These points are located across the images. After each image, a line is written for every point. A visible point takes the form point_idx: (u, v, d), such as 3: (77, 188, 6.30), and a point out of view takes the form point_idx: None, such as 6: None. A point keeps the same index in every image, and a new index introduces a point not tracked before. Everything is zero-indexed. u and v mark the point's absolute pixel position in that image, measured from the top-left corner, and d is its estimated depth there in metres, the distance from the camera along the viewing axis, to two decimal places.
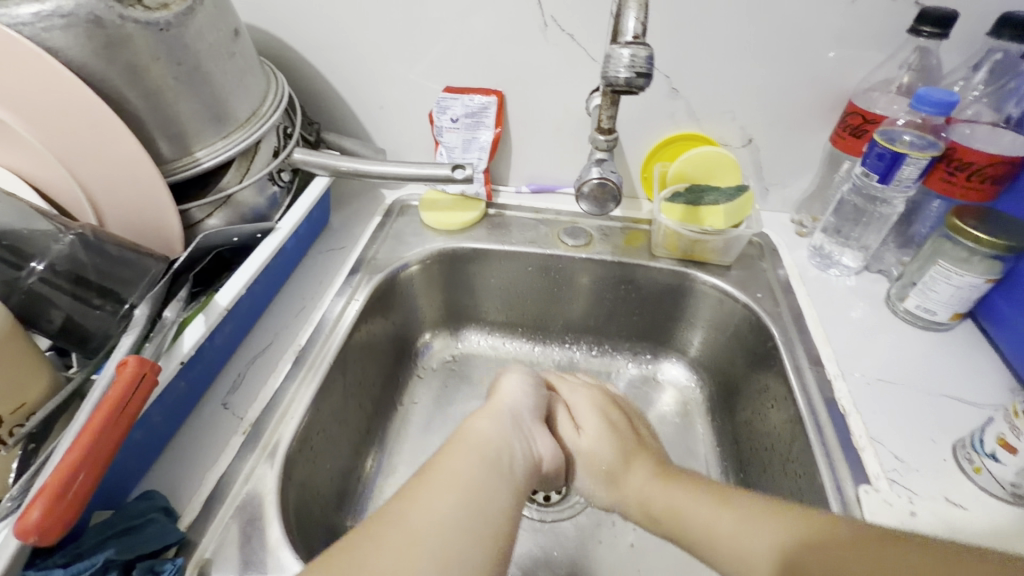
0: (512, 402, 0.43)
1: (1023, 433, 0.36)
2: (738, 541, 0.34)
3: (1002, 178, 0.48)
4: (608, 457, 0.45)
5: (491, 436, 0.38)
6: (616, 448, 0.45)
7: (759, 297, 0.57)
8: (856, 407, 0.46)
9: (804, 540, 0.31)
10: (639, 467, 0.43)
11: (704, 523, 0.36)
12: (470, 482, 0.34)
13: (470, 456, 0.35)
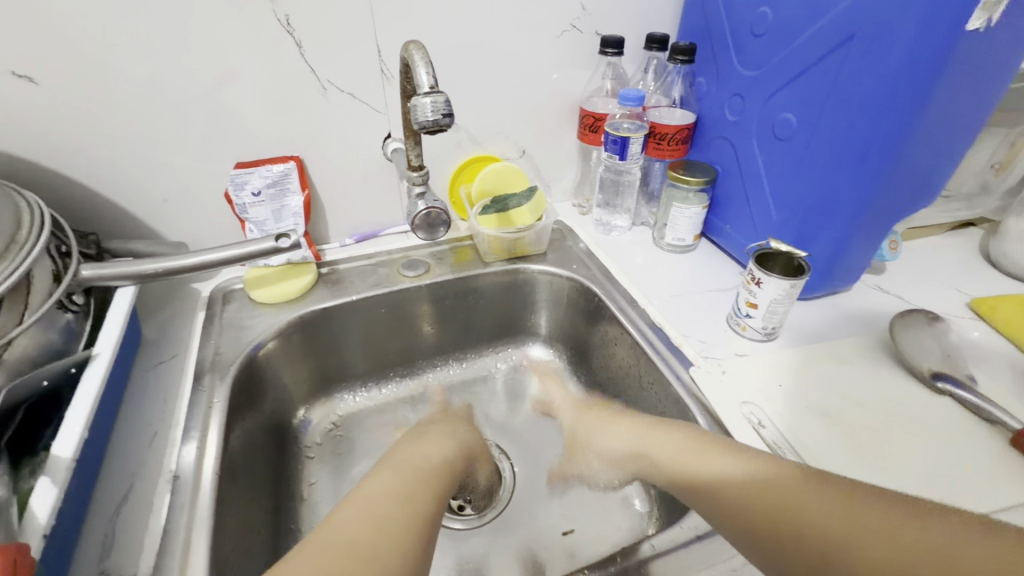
0: (451, 437, 0.50)
1: (756, 292, 0.55)
2: (705, 476, 0.41)
3: (687, 139, 0.70)
4: (628, 425, 0.52)
5: (426, 466, 0.44)
6: (653, 439, 0.47)
7: (575, 268, 0.71)
8: (666, 319, 0.61)
9: (756, 484, 0.38)
10: (643, 433, 0.49)
11: (683, 464, 0.43)
12: (411, 475, 0.42)
13: (405, 468, 0.43)
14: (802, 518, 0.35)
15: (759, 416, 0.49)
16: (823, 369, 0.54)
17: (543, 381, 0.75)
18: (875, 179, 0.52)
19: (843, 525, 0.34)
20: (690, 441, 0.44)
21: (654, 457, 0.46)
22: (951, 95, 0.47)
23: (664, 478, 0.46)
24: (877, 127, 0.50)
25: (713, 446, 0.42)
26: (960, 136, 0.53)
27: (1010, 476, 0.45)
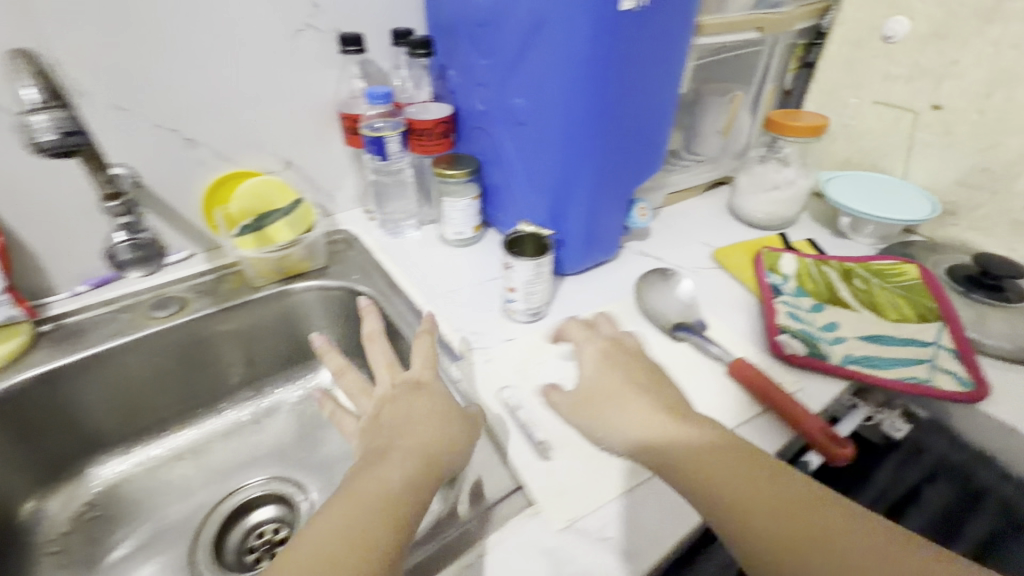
0: (435, 433, 0.41)
1: (511, 276, 0.56)
2: (670, 451, 0.39)
3: (449, 131, 0.69)
4: (615, 368, 0.47)
5: (388, 485, 0.37)
6: (607, 384, 0.45)
7: (356, 278, 0.68)
8: (443, 316, 0.61)
9: (713, 451, 0.38)
10: (639, 398, 0.43)
11: (653, 441, 0.40)
12: (392, 512, 0.35)
13: (379, 499, 0.36)
14: (730, 495, 0.35)
15: (517, 397, 0.50)
16: (583, 339, 0.57)
17: (347, 400, 0.71)
18: (593, 154, 0.56)
19: (783, 510, 0.34)
20: (637, 392, 0.44)
21: (630, 436, 0.41)
22: (630, 72, 0.53)
23: (638, 451, 0.41)
24: (580, 108, 0.53)
25: (687, 429, 0.40)
26: (654, 110, 0.59)
27: (726, 406, 0.50)
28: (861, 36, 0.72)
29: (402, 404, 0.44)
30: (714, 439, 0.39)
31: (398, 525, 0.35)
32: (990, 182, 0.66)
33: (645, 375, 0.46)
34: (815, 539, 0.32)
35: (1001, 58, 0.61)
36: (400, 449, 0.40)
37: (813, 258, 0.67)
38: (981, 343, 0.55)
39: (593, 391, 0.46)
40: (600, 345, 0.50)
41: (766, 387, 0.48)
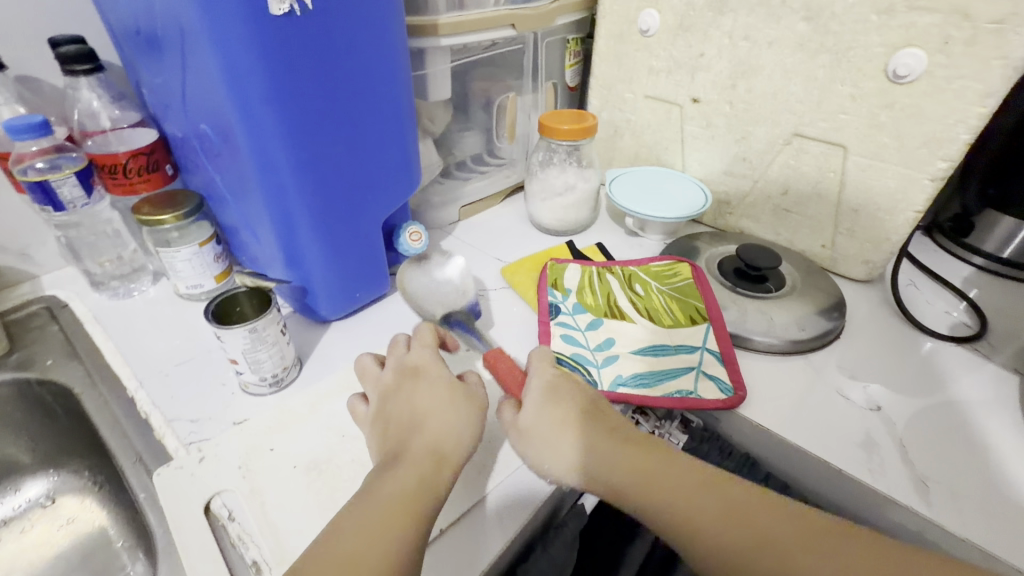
0: (434, 431, 0.41)
1: (227, 347, 0.45)
2: (600, 469, 0.40)
3: (158, 165, 0.56)
4: (536, 426, 0.42)
5: (405, 484, 0.37)
6: (550, 421, 0.42)
7: (49, 364, 0.53)
8: (155, 404, 0.48)
9: (626, 453, 0.40)
10: (577, 419, 0.42)
11: (579, 465, 0.40)
12: (391, 533, 0.34)
13: (378, 508, 0.36)
14: (660, 495, 0.38)
15: (232, 506, 0.41)
16: (337, 405, 0.48)
17: (66, 516, 0.56)
18: (297, 186, 0.47)
19: (692, 500, 0.37)
20: (583, 421, 0.42)
21: (567, 458, 0.41)
22: (312, 82, 0.43)
23: (575, 476, 0.40)
24: (255, 127, 0.43)
25: (610, 436, 0.41)
26: (377, 125, 0.50)
27: (484, 465, 0.44)
28: (621, 29, 0.71)
29: (409, 415, 0.42)
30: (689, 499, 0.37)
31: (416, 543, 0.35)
32: (748, 170, 0.68)
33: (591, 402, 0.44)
34: (735, 507, 0.36)
35: (735, 50, 0.62)
36: (414, 453, 0.39)
37: (598, 265, 0.65)
38: (750, 340, 0.56)
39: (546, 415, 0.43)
40: (536, 380, 0.45)
41: (508, 371, 0.48)
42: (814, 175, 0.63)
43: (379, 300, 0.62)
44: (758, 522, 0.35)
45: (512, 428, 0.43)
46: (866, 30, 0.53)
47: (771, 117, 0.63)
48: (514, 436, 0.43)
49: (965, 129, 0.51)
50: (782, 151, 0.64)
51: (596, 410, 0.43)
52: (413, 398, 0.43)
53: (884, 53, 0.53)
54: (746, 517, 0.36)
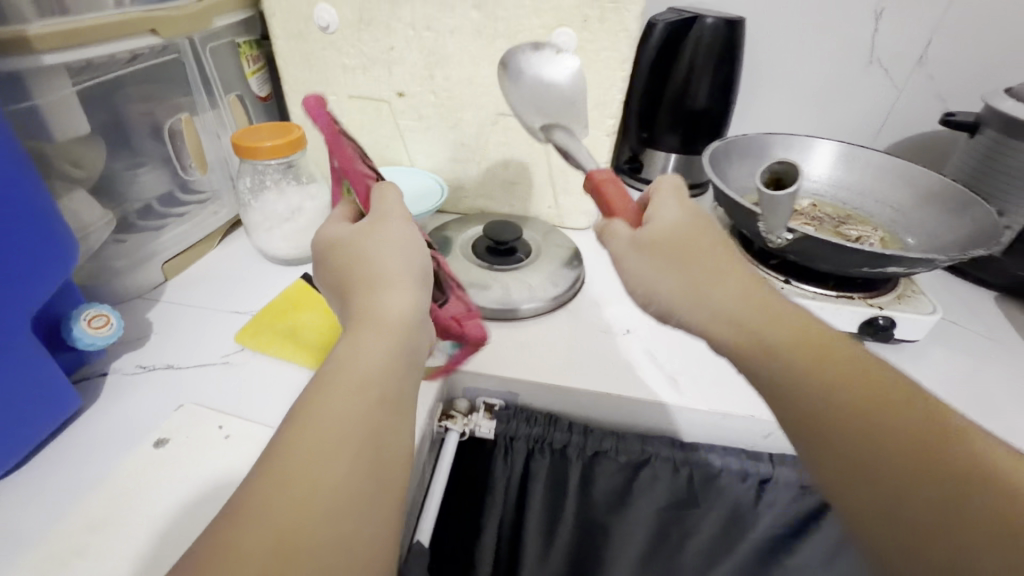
0: (392, 302, 0.38)
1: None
2: (745, 321, 0.37)
3: None
4: (668, 251, 0.41)
5: (369, 358, 0.35)
6: (681, 245, 0.41)
7: None
8: None
9: (807, 337, 0.36)
10: (713, 260, 0.41)
11: (707, 300, 0.39)
12: (361, 427, 0.32)
13: (342, 392, 0.33)
14: (835, 394, 0.33)
15: None
16: None
17: None
18: None
19: (856, 411, 0.32)
20: (725, 270, 0.40)
21: (697, 288, 0.39)
22: None
23: (703, 310, 0.39)
24: None
25: (773, 304, 0.38)
26: None
27: None
28: (299, 28, 0.64)
29: (365, 275, 0.40)
30: (841, 369, 0.34)
31: (384, 429, 0.33)
32: (471, 154, 0.71)
33: (728, 254, 0.42)
34: (905, 450, 0.30)
35: (422, 41, 0.63)
36: (364, 314, 0.38)
37: None
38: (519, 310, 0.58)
39: (688, 242, 0.42)
40: (676, 207, 0.45)
41: (624, 202, 0.46)
42: (524, 147, 0.69)
43: (75, 421, 0.45)
44: (905, 425, 0.31)
45: (624, 250, 0.43)
46: (524, 15, 0.59)
47: (474, 102, 0.66)
48: (628, 255, 0.42)
49: (617, 90, 0.62)
50: (493, 132, 0.68)
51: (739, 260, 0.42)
52: (370, 265, 0.40)
53: (544, 34, 0.60)
54: (898, 419, 0.31)
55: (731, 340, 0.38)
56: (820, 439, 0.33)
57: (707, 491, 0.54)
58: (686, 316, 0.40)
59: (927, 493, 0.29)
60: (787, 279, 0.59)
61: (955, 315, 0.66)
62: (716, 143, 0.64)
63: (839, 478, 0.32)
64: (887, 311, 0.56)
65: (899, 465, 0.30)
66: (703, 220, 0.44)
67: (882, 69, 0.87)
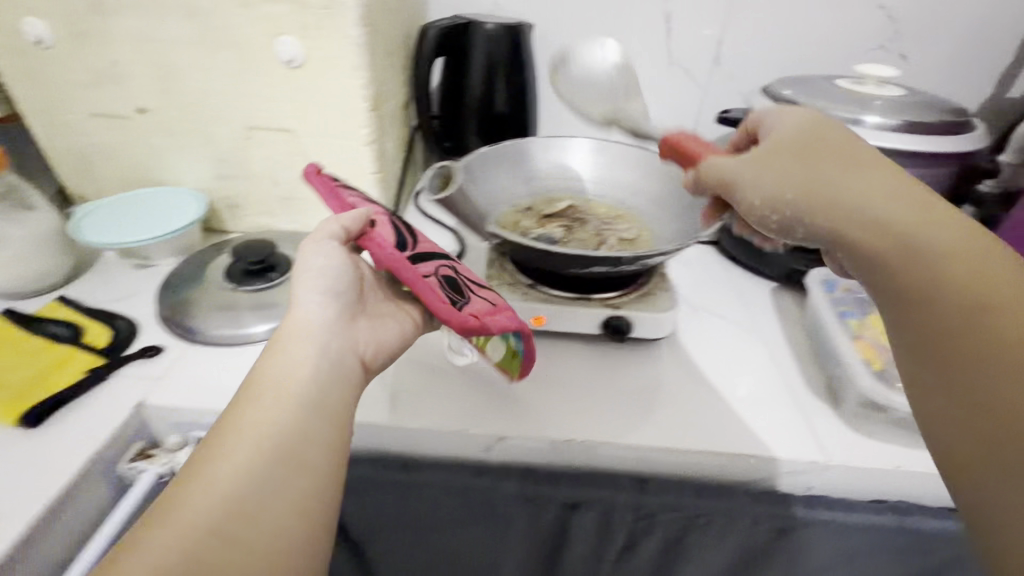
0: (299, 321, 0.42)
1: None
2: (877, 212, 0.37)
3: None
4: (795, 166, 0.42)
5: (289, 367, 0.39)
6: (795, 155, 0.42)
7: None
8: None
9: (914, 214, 0.36)
10: (854, 159, 0.40)
11: (835, 198, 0.39)
12: (273, 442, 0.35)
13: (263, 400, 0.37)
14: (938, 270, 0.34)
15: None
16: None
17: None
18: None
19: (973, 295, 0.33)
20: (859, 167, 0.40)
21: (814, 189, 0.40)
22: None
23: (831, 214, 0.39)
24: None
25: (905, 198, 0.37)
26: None
27: None
28: (11, 44, 0.59)
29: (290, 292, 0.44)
30: (976, 258, 0.34)
31: (284, 438, 0.35)
32: (234, 171, 0.68)
33: (867, 153, 0.41)
34: (974, 330, 0.32)
35: (145, 54, 0.59)
36: (279, 339, 0.41)
37: (72, 337, 0.54)
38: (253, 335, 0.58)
39: (793, 151, 0.43)
40: (789, 116, 0.46)
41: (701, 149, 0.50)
42: (286, 161, 0.66)
43: None
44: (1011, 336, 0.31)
45: (761, 215, 0.43)
46: (241, 23, 0.56)
47: (219, 116, 0.63)
48: (738, 170, 0.45)
49: (359, 99, 0.60)
50: (248, 146, 0.65)
51: (881, 157, 0.40)
52: (308, 288, 0.44)
53: (267, 43, 0.57)
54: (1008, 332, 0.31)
55: (855, 239, 0.38)
56: (934, 330, 0.33)
57: (461, 517, 0.51)
58: (812, 217, 0.40)
59: (1012, 385, 0.30)
60: (531, 283, 0.58)
61: (726, 309, 0.67)
62: (485, 148, 0.65)
63: (932, 382, 0.34)
64: (622, 312, 0.55)
65: (1000, 356, 0.30)
66: (818, 128, 0.43)
67: (683, 69, 0.88)
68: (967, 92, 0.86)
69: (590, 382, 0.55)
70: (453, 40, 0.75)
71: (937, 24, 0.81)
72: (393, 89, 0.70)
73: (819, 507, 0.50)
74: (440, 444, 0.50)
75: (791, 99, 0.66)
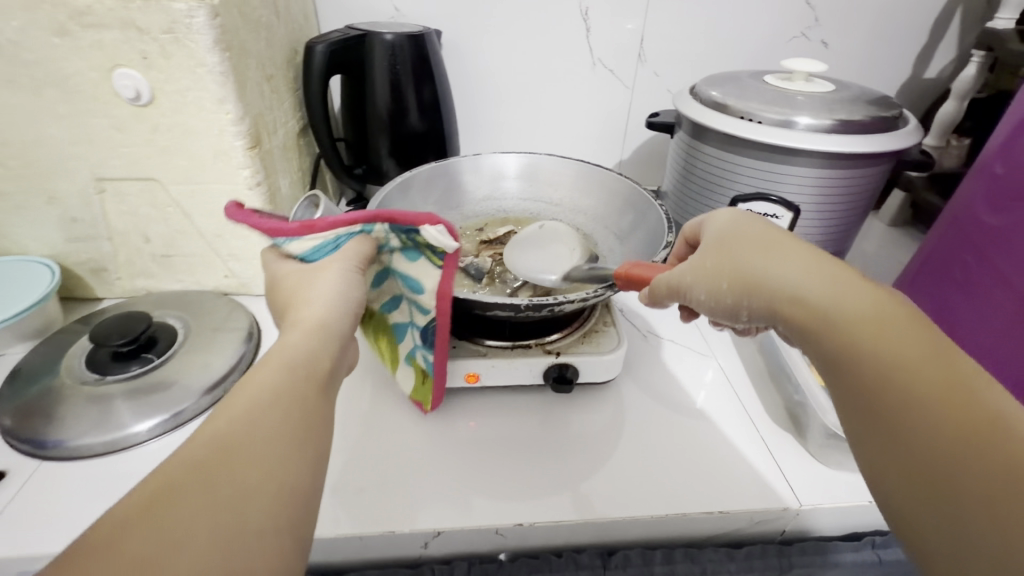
0: (320, 305, 0.37)
1: None
2: (801, 296, 0.33)
3: None
4: (717, 255, 0.38)
5: (296, 365, 0.33)
6: (715, 251, 0.38)
7: None
8: None
9: (832, 280, 0.33)
10: (772, 241, 0.36)
11: (762, 288, 0.35)
12: (301, 425, 0.31)
13: (281, 370, 0.33)
14: (877, 352, 0.30)
15: None
16: None
17: None
18: None
19: (899, 370, 0.29)
20: (774, 247, 0.36)
21: (743, 286, 0.36)
22: None
23: (762, 295, 0.35)
24: None
25: (822, 271, 0.33)
26: None
27: None
28: None
29: (314, 275, 0.39)
30: (894, 326, 0.30)
31: (296, 446, 0.30)
32: (92, 231, 0.56)
33: (779, 232, 0.37)
34: (906, 401, 0.28)
35: None
36: (294, 331, 0.35)
37: None
38: (123, 439, 0.47)
39: (714, 247, 0.39)
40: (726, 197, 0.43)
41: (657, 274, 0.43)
42: (156, 214, 0.56)
43: None
44: (943, 412, 0.27)
45: (703, 302, 0.38)
46: (62, 55, 0.46)
47: (59, 167, 0.52)
48: (675, 275, 0.40)
49: (233, 136, 0.51)
50: (104, 201, 0.55)
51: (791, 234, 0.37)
52: (322, 282, 0.38)
53: (101, 78, 0.47)
54: (940, 406, 0.27)
55: (785, 319, 0.34)
56: (873, 400, 0.29)
57: None
58: (750, 308, 0.36)
59: (955, 448, 0.26)
60: (460, 336, 0.51)
61: (674, 330, 0.63)
62: (429, 164, 0.59)
63: (875, 448, 0.29)
64: (563, 358, 0.49)
65: (941, 426, 0.27)
66: (734, 219, 0.40)
67: (607, 69, 0.83)
68: (886, 75, 0.85)
69: (534, 444, 0.49)
70: (330, 67, 0.65)
71: (852, 8, 0.80)
72: (281, 117, 0.60)
73: (813, 555, 0.46)
74: (367, 548, 0.42)
75: (720, 101, 0.61)
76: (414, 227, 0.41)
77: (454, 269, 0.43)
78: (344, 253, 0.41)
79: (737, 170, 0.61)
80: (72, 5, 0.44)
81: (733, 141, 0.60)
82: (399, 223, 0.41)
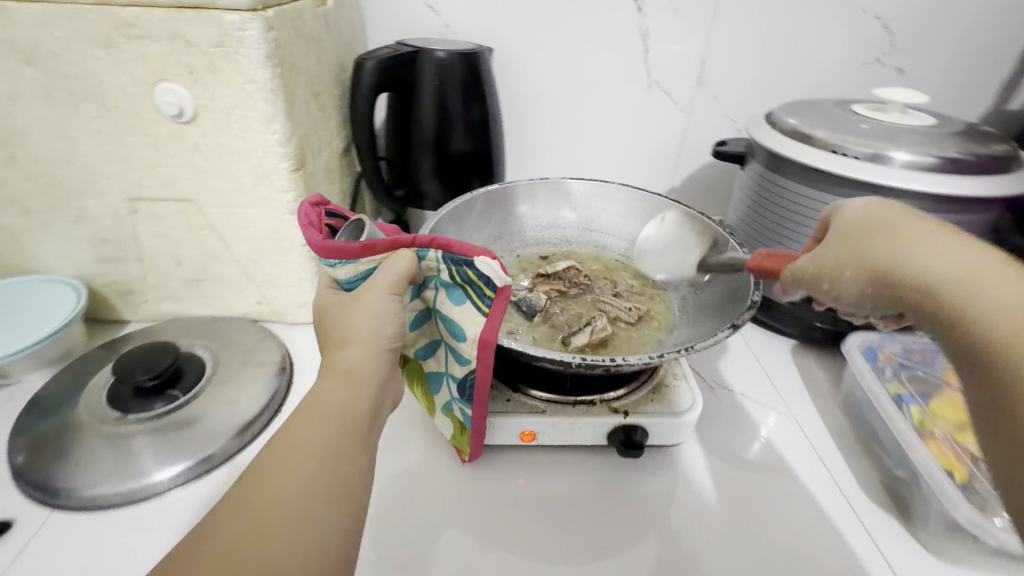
0: (355, 342, 0.34)
1: None
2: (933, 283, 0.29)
3: None
4: (850, 243, 0.35)
5: (346, 385, 0.33)
6: (848, 239, 0.35)
7: None
8: None
9: (970, 272, 0.28)
10: (918, 230, 0.32)
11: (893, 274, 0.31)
12: (334, 469, 0.30)
13: (318, 417, 0.31)
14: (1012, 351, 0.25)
15: None
16: None
17: None
18: None
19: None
20: (920, 234, 0.31)
21: (874, 270, 0.32)
22: None
23: (888, 285, 0.32)
24: None
25: (967, 259, 0.29)
26: None
27: None
28: None
29: (346, 313, 0.35)
30: None
31: (340, 473, 0.30)
32: (123, 252, 0.53)
33: (933, 224, 0.32)
34: None
35: None
36: (336, 360, 0.34)
37: None
38: (141, 490, 0.42)
39: (849, 236, 0.35)
40: (868, 198, 0.37)
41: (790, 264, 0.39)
42: (190, 237, 0.52)
43: None
44: None
45: (830, 294, 0.36)
46: (103, 68, 0.43)
47: (91, 186, 0.49)
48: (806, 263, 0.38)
49: (277, 158, 0.47)
50: (136, 222, 0.51)
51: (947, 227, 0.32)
52: (354, 313, 0.35)
53: (143, 93, 0.44)
54: None
55: (917, 309, 0.30)
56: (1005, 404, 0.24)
57: None
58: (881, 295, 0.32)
59: None
60: (515, 388, 0.46)
61: (744, 381, 0.56)
62: (487, 187, 0.54)
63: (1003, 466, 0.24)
64: (631, 419, 0.43)
65: None
66: (879, 211, 0.35)
67: (663, 93, 0.78)
68: (965, 105, 0.79)
69: (598, 512, 0.43)
70: (379, 84, 0.61)
71: (931, 34, 0.74)
72: (326, 137, 0.56)
73: None
74: None
75: (801, 132, 0.56)
76: (467, 258, 0.35)
77: (505, 302, 0.36)
78: (377, 283, 0.35)
79: (820, 206, 0.55)
80: (117, 15, 0.41)
81: (818, 177, 0.54)
82: (454, 253, 0.36)
